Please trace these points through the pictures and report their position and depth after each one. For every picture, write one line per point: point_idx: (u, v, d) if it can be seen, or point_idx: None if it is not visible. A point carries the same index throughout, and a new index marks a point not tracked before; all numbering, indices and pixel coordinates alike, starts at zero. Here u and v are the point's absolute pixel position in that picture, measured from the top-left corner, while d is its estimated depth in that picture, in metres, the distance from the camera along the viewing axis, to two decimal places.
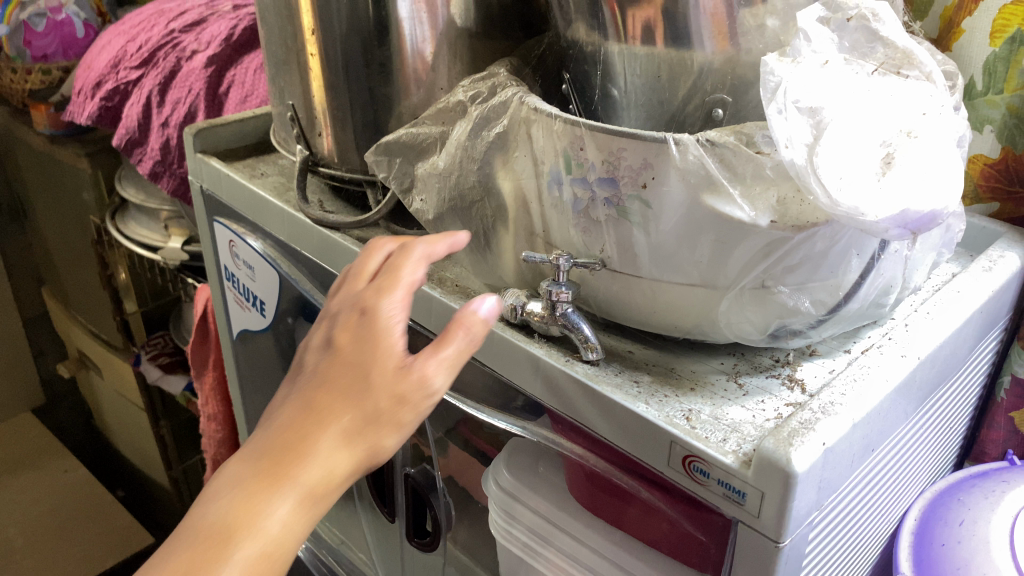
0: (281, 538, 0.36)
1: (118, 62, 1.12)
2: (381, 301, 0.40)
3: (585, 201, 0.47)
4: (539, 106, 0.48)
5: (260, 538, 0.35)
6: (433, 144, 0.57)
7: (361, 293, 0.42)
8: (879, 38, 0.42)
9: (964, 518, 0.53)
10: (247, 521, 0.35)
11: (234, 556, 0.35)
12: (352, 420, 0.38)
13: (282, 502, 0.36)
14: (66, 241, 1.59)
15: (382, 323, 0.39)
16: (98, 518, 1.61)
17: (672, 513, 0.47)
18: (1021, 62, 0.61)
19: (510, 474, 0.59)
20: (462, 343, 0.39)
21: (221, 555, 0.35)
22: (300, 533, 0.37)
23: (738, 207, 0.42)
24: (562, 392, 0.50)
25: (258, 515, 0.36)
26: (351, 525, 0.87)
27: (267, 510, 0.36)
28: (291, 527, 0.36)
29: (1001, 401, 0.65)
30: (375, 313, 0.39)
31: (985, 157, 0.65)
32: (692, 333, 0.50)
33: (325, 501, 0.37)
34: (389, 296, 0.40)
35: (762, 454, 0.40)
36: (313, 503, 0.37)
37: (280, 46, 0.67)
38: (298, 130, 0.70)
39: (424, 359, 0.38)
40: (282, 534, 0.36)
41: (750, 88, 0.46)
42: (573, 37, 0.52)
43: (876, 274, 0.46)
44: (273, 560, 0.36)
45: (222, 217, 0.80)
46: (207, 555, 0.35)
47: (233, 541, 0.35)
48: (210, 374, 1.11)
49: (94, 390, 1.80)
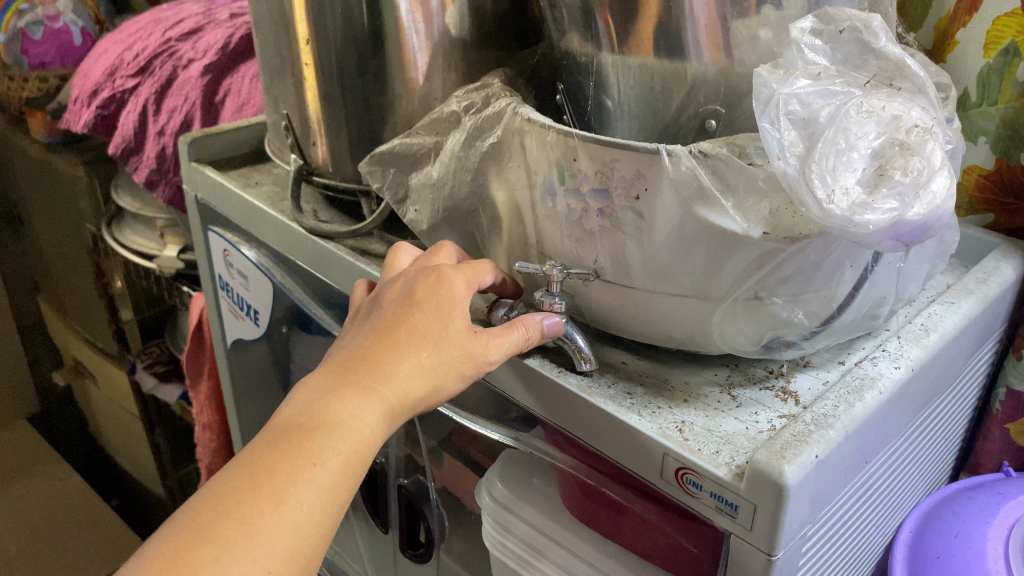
0: (367, 444, 0.43)
1: (114, 71, 1.12)
2: (456, 271, 0.49)
3: (578, 211, 0.47)
4: (533, 117, 0.48)
5: (351, 442, 0.43)
6: (427, 154, 0.57)
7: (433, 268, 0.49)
8: (871, 51, 0.42)
9: (960, 530, 0.53)
10: (339, 423, 0.43)
11: (335, 448, 0.42)
12: (432, 351, 0.46)
13: (370, 411, 0.43)
14: (62, 248, 1.58)
15: (460, 290, 0.48)
16: (91, 528, 1.61)
17: (666, 526, 0.47)
18: (1016, 74, 0.61)
19: (504, 486, 0.59)
20: (521, 337, 0.48)
21: (327, 445, 0.42)
22: (379, 442, 0.44)
23: (731, 218, 0.42)
24: (555, 404, 0.50)
25: (351, 419, 0.43)
26: (345, 535, 0.86)
27: (359, 416, 0.43)
28: (375, 435, 0.44)
29: (996, 412, 0.65)
30: (451, 279, 0.48)
31: (980, 168, 0.65)
32: (686, 344, 0.50)
33: (400, 418, 0.45)
34: (467, 279, 0.49)
35: (754, 467, 0.39)
36: (394, 416, 0.44)
37: (275, 55, 0.67)
38: (293, 139, 0.70)
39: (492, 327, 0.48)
40: (369, 439, 0.43)
41: (743, 100, 0.46)
42: (567, 47, 0.52)
43: (869, 285, 0.46)
44: (362, 459, 0.43)
45: (217, 226, 0.80)
46: (316, 442, 0.42)
47: (335, 437, 0.42)
48: (205, 383, 1.10)
49: (90, 399, 1.80)
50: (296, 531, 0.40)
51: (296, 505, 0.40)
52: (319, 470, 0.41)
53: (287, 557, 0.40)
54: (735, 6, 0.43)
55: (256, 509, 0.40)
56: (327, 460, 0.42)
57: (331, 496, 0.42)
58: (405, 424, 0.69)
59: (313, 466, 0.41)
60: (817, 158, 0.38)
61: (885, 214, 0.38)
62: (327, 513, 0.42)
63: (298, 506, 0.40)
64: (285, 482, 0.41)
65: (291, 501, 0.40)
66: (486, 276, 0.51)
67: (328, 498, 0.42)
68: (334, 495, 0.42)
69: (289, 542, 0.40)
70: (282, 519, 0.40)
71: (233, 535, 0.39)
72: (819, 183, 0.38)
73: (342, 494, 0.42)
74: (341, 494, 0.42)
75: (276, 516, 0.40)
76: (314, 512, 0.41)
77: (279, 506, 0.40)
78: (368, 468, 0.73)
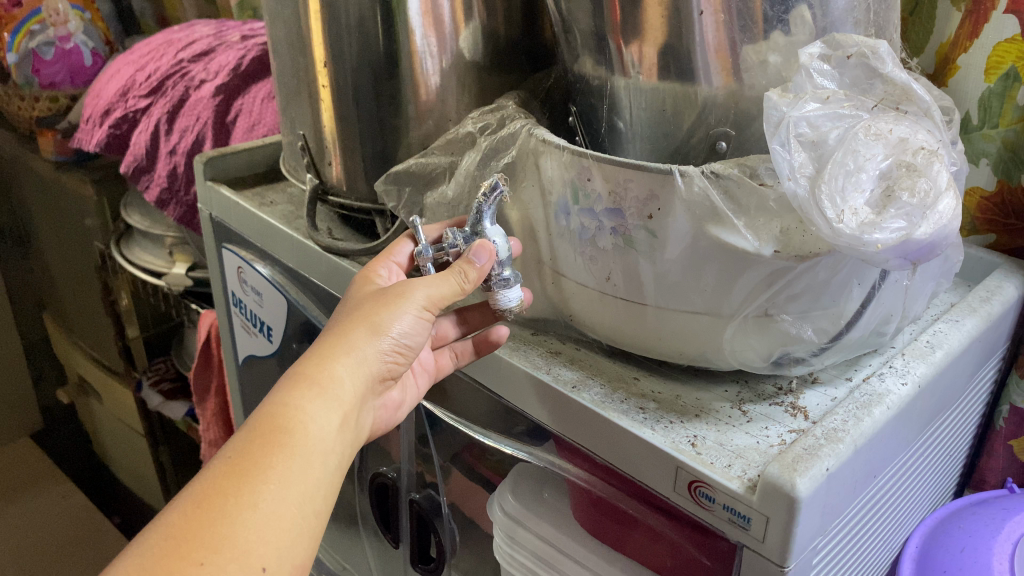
0: (291, 412, 0.41)
1: (126, 91, 1.14)
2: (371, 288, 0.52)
3: (591, 230, 0.49)
4: (547, 138, 0.50)
5: (270, 416, 0.41)
6: (442, 174, 0.59)
7: (355, 293, 0.52)
8: (878, 75, 0.43)
9: (966, 545, 0.53)
10: (266, 414, 0.41)
11: (254, 432, 0.40)
12: (344, 323, 0.46)
13: (283, 390, 0.42)
14: (69, 266, 1.59)
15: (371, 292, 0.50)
16: (92, 544, 1.59)
17: (677, 538, 0.48)
18: (1016, 98, 0.62)
19: (516, 500, 0.60)
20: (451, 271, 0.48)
21: (246, 431, 0.40)
22: (311, 406, 0.42)
23: (743, 237, 0.43)
24: (569, 419, 0.51)
25: (266, 405, 0.42)
26: (353, 550, 0.87)
27: (275, 398, 0.42)
28: (300, 400, 0.42)
29: (1000, 429, 0.66)
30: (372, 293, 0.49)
31: (982, 190, 0.66)
32: (697, 361, 0.51)
33: (329, 381, 0.43)
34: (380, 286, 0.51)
35: (767, 479, 0.40)
36: (317, 382, 0.43)
37: (292, 77, 0.69)
38: (308, 158, 0.71)
39: (408, 281, 0.48)
40: (290, 410, 0.41)
41: (753, 122, 0.47)
42: (581, 71, 0.54)
43: (877, 303, 0.47)
44: (292, 426, 0.41)
45: (231, 244, 0.81)
46: (235, 440, 0.40)
47: (252, 424, 0.41)
48: (213, 399, 1.11)
49: (94, 417, 1.81)
50: (230, 516, 0.37)
51: (226, 492, 0.38)
52: (243, 454, 0.39)
53: (227, 543, 0.36)
54: (744, 31, 0.44)
55: (183, 515, 0.37)
56: (249, 443, 0.40)
57: (263, 472, 0.39)
58: (417, 439, 0.70)
59: (235, 455, 0.39)
60: (826, 179, 0.39)
61: (893, 232, 0.39)
62: (269, 490, 0.38)
63: (226, 493, 0.38)
64: (212, 481, 0.38)
65: (221, 494, 0.37)
66: (403, 252, 0.56)
67: (258, 472, 0.39)
68: (268, 468, 0.39)
69: (224, 530, 0.36)
70: (212, 513, 0.37)
71: (160, 547, 0.35)
72: (829, 203, 0.39)
73: (279, 465, 0.39)
74: (282, 472, 0.39)
75: (203, 512, 0.37)
76: (247, 493, 0.38)
77: (208, 502, 0.37)
78: (379, 483, 0.74)
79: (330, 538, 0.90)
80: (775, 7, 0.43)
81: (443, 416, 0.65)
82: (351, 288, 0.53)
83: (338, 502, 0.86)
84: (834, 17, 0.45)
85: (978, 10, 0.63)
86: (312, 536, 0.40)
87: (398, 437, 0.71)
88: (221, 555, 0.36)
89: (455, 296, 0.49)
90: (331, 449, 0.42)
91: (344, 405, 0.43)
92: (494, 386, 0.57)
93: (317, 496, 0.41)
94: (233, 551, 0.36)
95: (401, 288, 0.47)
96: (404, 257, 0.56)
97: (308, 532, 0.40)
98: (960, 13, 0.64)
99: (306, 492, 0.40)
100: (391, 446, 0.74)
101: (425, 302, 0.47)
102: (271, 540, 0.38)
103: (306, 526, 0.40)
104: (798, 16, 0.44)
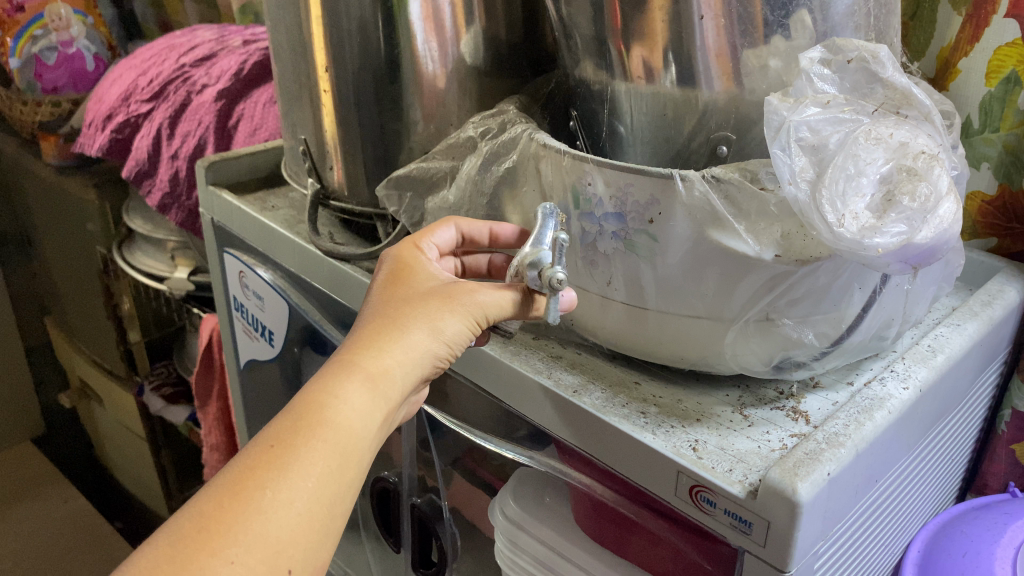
0: (340, 407, 0.41)
1: (128, 96, 1.14)
2: (424, 270, 0.49)
3: (593, 234, 0.49)
4: (548, 143, 0.50)
5: (317, 406, 0.40)
6: (444, 178, 0.59)
7: (404, 269, 0.49)
8: (879, 79, 0.44)
9: (967, 550, 0.53)
10: (311, 402, 0.40)
11: (300, 421, 0.40)
12: (400, 314, 0.45)
13: (334, 380, 0.42)
14: (70, 270, 1.60)
15: (425, 278, 0.48)
16: (94, 548, 1.59)
17: (678, 542, 0.48)
18: (1017, 102, 0.62)
19: (517, 505, 0.60)
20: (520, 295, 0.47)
21: (289, 420, 0.40)
22: (360, 403, 0.41)
23: (744, 241, 0.43)
24: (571, 424, 0.51)
25: (314, 393, 0.41)
26: (355, 556, 0.87)
27: (324, 387, 0.41)
28: (350, 395, 0.41)
29: (1002, 433, 0.66)
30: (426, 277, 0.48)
31: (983, 194, 0.66)
32: (699, 365, 0.51)
33: (383, 379, 0.42)
34: (430, 272, 0.49)
35: (768, 484, 0.40)
36: (370, 377, 0.42)
37: (293, 82, 0.69)
38: (310, 163, 0.71)
39: (464, 284, 0.47)
40: (340, 403, 0.41)
41: (753, 126, 0.47)
42: (582, 76, 0.54)
43: (878, 307, 0.47)
44: (338, 421, 0.40)
45: (233, 248, 0.81)
46: (279, 424, 0.40)
47: (297, 410, 0.40)
48: (215, 404, 1.11)
49: (96, 421, 1.81)
50: (264, 512, 0.36)
51: (261, 485, 0.37)
52: (285, 445, 0.39)
53: (259, 541, 0.36)
54: (745, 36, 0.44)
55: (215, 507, 0.36)
56: (292, 432, 0.39)
57: (303, 467, 0.38)
58: (418, 444, 0.69)
59: (278, 444, 0.39)
60: (826, 183, 0.39)
61: (894, 237, 0.39)
62: (304, 487, 0.38)
63: (261, 486, 0.37)
64: (247, 471, 0.38)
65: (253, 486, 0.37)
66: (443, 235, 0.53)
67: (297, 467, 0.38)
68: (309, 464, 0.38)
69: (256, 527, 0.36)
70: (244, 507, 0.36)
71: (192, 538, 0.35)
72: (829, 208, 0.39)
73: (320, 462, 0.39)
74: (320, 470, 0.39)
75: (237, 505, 0.36)
76: (284, 489, 0.37)
77: (242, 494, 0.37)
78: (382, 487, 0.74)
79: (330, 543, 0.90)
80: (775, 12, 0.43)
81: (445, 421, 0.65)
82: (393, 263, 0.50)
83: None
84: (835, 22, 0.45)
85: (978, 14, 0.63)
86: (337, 537, 0.40)
87: (400, 441, 0.71)
88: (250, 552, 0.36)
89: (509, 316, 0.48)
90: (368, 446, 0.42)
91: (389, 407, 0.43)
92: (494, 390, 0.57)
93: (347, 497, 0.40)
94: (263, 550, 0.36)
95: (462, 291, 0.46)
96: (443, 241, 0.53)
97: (334, 533, 0.40)
98: (961, 17, 0.64)
99: (340, 492, 0.39)
100: (393, 451, 0.74)
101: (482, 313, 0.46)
102: (300, 539, 0.37)
103: (334, 526, 0.39)
104: (799, 20, 0.44)
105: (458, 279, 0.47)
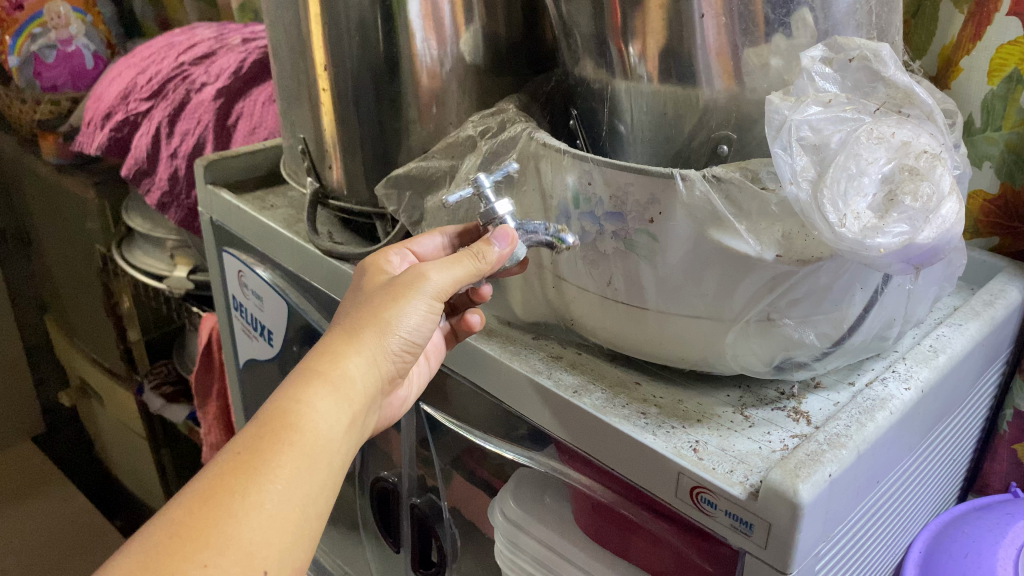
0: (302, 410, 0.40)
1: (127, 94, 1.14)
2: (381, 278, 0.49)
3: (593, 233, 0.49)
4: (547, 142, 0.49)
5: (281, 411, 0.40)
6: (443, 177, 0.59)
7: (367, 282, 0.50)
8: (881, 78, 0.43)
9: (969, 550, 0.53)
10: (275, 408, 0.40)
11: (263, 427, 0.39)
12: (356, 318, 0.45)
13: (293, 385, 0.41)
14: (70, 268, 1.59)
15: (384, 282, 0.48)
16: (94, 547, 1.59)
17: (680, 545, 0.48)
18: (1018, 100, 0.62)
19: (517, 505, 0.60)
20: (477, 259, 0.46)
21: (254, 428, 0.39)
22: (320, 403, 0.41)
23: (744, 241, 0.43)
24: (571, 424, 0.51)
25: (275, 400, 0.41)
26: (355, 555, 0.87)
27: (285, 393, 0.41)
28: (310, 396, 0.41)
29: (1005, 433, 0.66)
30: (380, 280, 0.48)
31: (985, 193, 0.66)
32: (699, 365, 0.50)
33: (340, 377, 0.42)
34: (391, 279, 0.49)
35: (769, 486, 0.40)
36: (327, 377, 0.42)
37: (292, 80, 0.69)
38: (309, 162, 0.71)
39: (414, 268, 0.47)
40: (302, 406, 0.40)
41: (754, 125, 0.47)
42: (582, 74, 0.54)
43: (880, 307, 0.47)
44: (301, 424, 0.40)
45: (232, 247, 0.81)
46: (244, 434, 0.39)
47: (261, 418, 0.40)
48: (214, 403, 1.11)
49: (96, 420, 1.80)
50: (236, 516, 0.36)
51: (232, 490, 0.37)
52: (251, 452, 0.38)
53: (231, 544, 0.35)
54: (746, 34, 0.44)
55: (187, 513, 0.36)
56: (258, 439, 0.39)
57: (271, 471, 0.38)
58: (417, 443, 0.69)
59: (243, 452, 0.38)
60: (829, 183, 0.39)
61: (896, 237, 0.38)
62: (275, 489, 0.38)
63: (232, 491, 0.37)
64: (217, 477, 0.37)
65: (224, 492, 0.37)
66: (424, 244, 0.54)
67: (266, 471, 0.38)
68: (276, 468, 0.38)
69: (228, 530, 0.36)
70: (216, 512, 0.36)
71: (164, 545, 0.34)
72: (831, 207, 0.39)
73: (287, 464, 0.38)
74: (287, 471, 0.38)
75: (209, 510, 0.36)
76: (255, 492, 0.37)
77: (214, 500, 0.36)
78: (381, 488, 0.74)
79: (330, 542, 0.90)
80: (776, 10, 0.43)
81: (444, 420, 0.65)
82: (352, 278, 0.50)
83: (339, 506, 0.86)
84: (836, 20, 0.44)
85: (980, 11, 0.63)
86: (313, 538, 0.40)
87: (399, 441, 0.71)
88: (225, 556, 0.35)
89: (470, 278, 0.47)
90: (338, 447, 0.41)
91: (354, 404, 0.42)
92: (493, 390, 0.57)
93: (321, 496, 0.40)
94: (237, 553, 0.35)
95: (413, 276, 0.46)
96: (424, 249, 0.54)
97: (310, 535, 0.39)
98: (963, 15, 0.64)
99: (312, 493, 0.39)
100: (393, 450, 0.74)
101: (436, 293, 0.46)
102: (274, 542, 0.37)
103: (310, 526, 0.39)
104: (800, 19, 0.44)
105: (409, 267, 0.47)
